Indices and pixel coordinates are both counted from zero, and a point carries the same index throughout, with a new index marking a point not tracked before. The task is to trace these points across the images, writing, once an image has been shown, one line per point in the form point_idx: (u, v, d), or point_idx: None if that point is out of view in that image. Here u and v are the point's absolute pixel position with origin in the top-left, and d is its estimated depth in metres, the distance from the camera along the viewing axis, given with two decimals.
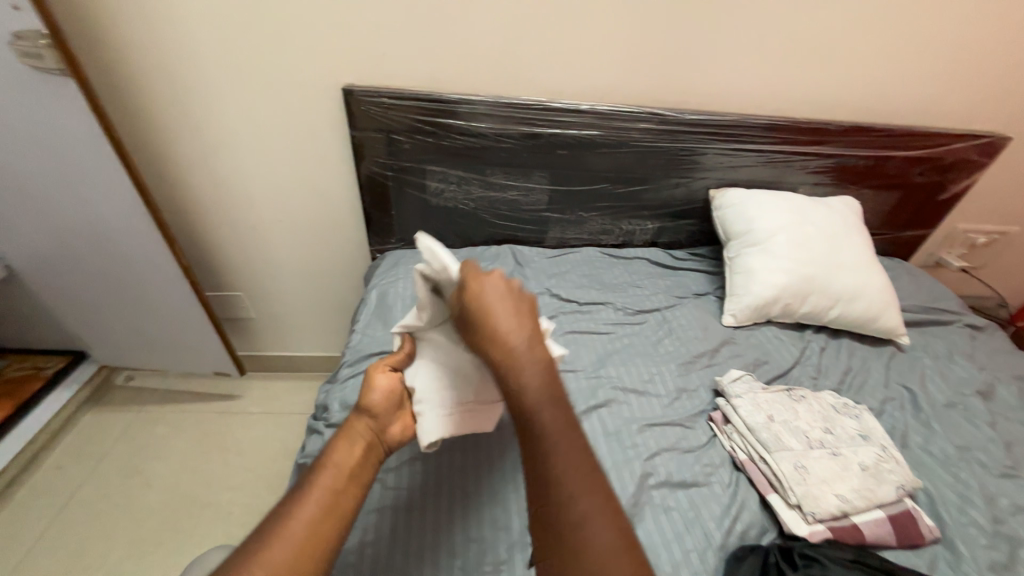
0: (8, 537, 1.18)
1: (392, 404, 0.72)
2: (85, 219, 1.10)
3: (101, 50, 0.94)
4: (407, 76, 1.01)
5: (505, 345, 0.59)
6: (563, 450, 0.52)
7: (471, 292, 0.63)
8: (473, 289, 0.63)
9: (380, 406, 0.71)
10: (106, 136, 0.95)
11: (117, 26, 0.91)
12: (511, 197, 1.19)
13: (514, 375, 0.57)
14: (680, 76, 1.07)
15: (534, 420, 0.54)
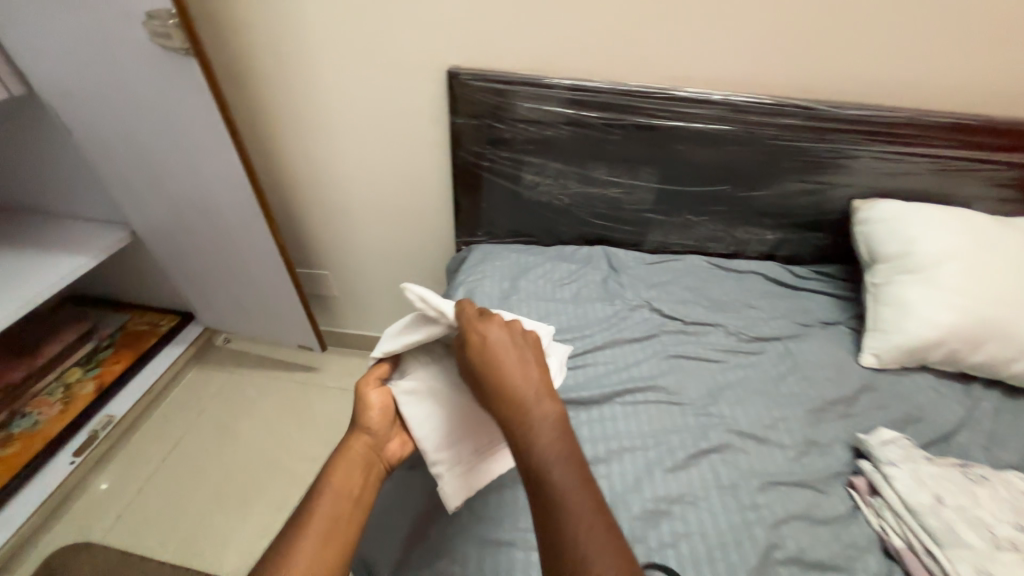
0: (126, 473, 1.32)
1: (385, 423, 0.71)
2: (199, 194, 1.16)
3: (219, 29, 0.95)
4: (516, 59, 0.93)
5: (507, 398, 0.56)
6: (576, 505, 0.48)
7: (468, 340, 0.61)
8: (469, 338, 0.60)
9: (377, 425, 0.70)
10: (221, 115, 0.97)
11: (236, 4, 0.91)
12: (613, 194, 1.07)
13: (520, 429, 0.54)
14: (842, 61, 0.87)
15: (542, 477, 0.51)
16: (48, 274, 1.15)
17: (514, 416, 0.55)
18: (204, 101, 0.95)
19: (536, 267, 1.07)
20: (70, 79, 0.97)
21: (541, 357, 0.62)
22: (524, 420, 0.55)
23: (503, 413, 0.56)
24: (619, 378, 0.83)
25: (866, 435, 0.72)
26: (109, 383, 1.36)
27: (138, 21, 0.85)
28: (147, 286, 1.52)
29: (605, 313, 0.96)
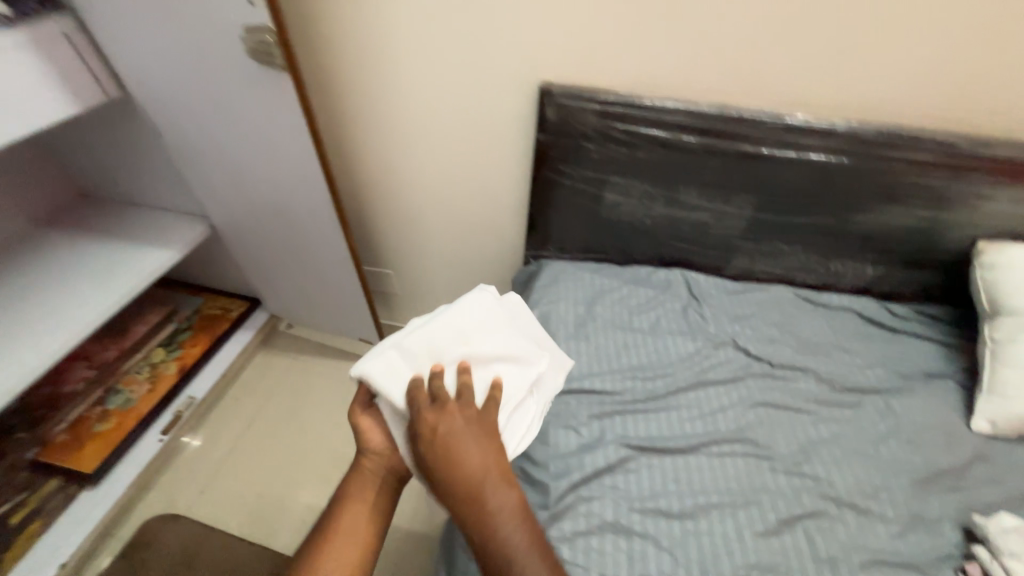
0: (206, 451, 1.43)
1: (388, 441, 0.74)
2: (276, 196, 1.17)
3: (312, 38, 0.94)
4: (614, 76, 0.88)
5: (472, 494, 0.60)
6: None
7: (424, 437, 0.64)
8: (425, 436, 0.63)
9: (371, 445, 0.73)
10: (308, 127, 0.97)
11: (332, 18, 0.90)
12: (700, 219, 1.01)
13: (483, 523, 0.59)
14: (981, 90, 0.80)
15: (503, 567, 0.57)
16: (140, 268, 1.21)
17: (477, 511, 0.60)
18: (293, 113, 0.95)
19: (611, 293, 1.03)
20: (162, 83, 0.98)
21: (496, 438, 0.66)
22: (486, 516, 0.59)
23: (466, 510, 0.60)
24: (706, 429, 0.80)
25: (983, 518, 0.67)
26: (190, 365, 1.44)
27: (236, 34, 0.84)
28: (220, 273, 1.58)
29: (686, 349, 0.92)
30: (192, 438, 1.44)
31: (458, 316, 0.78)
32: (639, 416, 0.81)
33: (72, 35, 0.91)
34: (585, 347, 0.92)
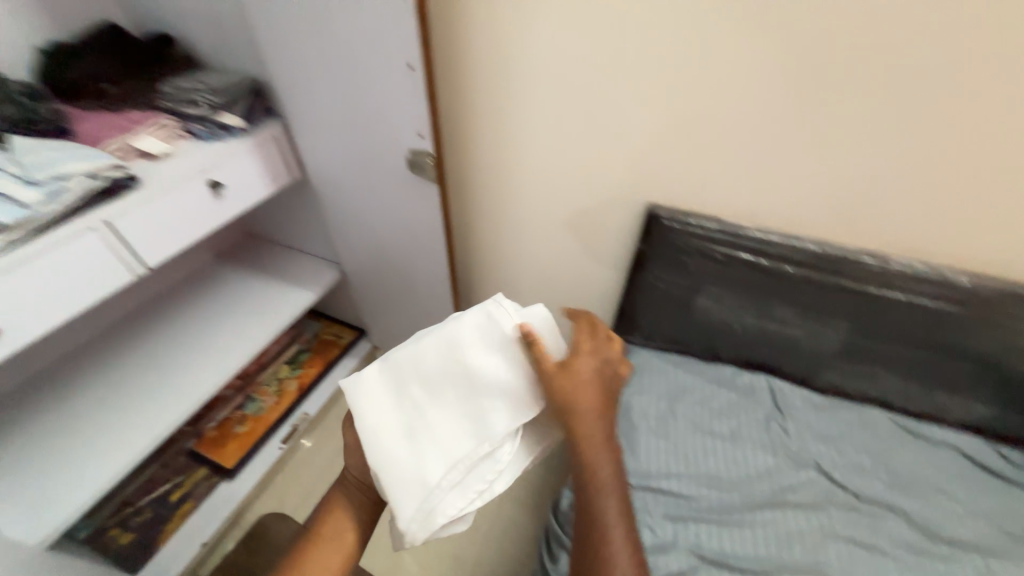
0: (311, 460, 1.67)
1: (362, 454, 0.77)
2: (400, 261, 1.37)
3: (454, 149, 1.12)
4: (721, 204, 0.95)
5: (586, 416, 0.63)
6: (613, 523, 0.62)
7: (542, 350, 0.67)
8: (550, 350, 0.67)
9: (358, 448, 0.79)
10: (442, 220, 1.14)
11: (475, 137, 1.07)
12: (792, 334, 1.04)
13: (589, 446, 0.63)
14: None
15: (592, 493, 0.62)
16: (286, 307, 1.45)
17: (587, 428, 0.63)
18: (431, 208, 1.12)
19: (691, 393, 1.08)
20: (332, 173, 1.21)
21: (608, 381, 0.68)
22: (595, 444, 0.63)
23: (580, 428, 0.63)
24: (782, 556, 0.82)
25: None
26: (307, 383, 1.69)
27: (402, 153, 1.03)
28: (335, 304, 1.84)
29: (765, 465, 0.95)
30: (307, 441, 1.71)
31: (444, 332, 0.72)
32: (714, 528, 0.86)
33: (278, 135, 1.17)
34: (664, 446, 0.98)
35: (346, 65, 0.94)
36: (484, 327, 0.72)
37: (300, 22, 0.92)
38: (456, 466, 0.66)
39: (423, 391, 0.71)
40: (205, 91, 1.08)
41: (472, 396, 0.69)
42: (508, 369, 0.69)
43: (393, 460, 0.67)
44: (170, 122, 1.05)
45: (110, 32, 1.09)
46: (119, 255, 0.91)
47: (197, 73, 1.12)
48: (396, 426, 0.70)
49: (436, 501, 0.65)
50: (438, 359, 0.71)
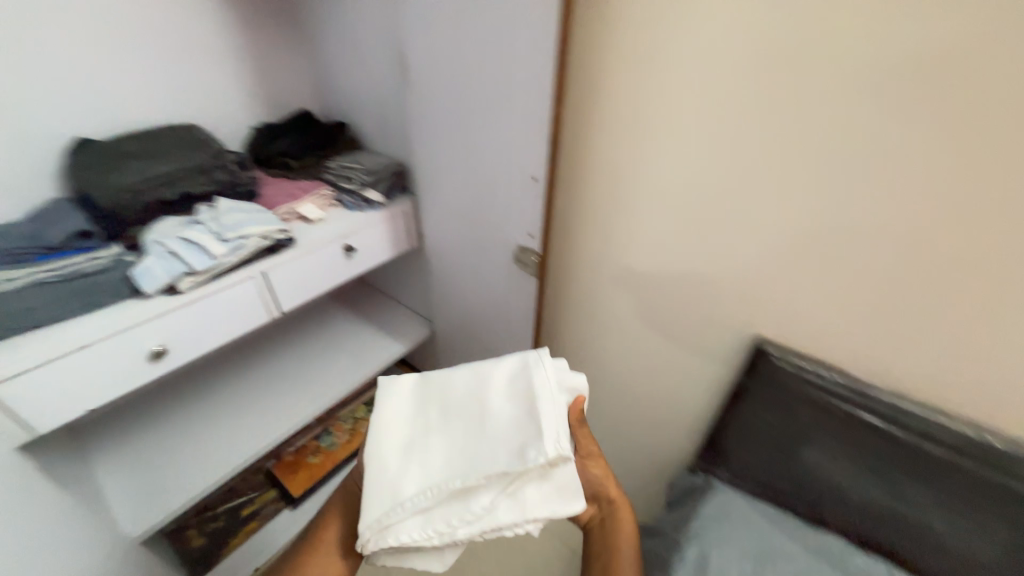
0: None
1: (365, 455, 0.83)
2: (488, 336, 1.42)
3: None
4: (847, 358, 0.84)
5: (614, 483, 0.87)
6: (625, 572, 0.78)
7: (585, 427, 0.87)
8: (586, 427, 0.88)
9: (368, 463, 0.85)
10: (535, 311, 1.17)
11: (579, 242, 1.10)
12: (931, 526, 0.84)
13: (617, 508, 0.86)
14: None
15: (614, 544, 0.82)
16: (379, 355, 1.56)
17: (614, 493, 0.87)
18: (527, 297, 1.16)
19: (778, 553, 0.93)
20: (445, 250, 1.33)
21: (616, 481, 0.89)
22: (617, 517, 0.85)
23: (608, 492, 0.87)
24: None
25: None
26: None
27: (510, 246, 1.11)
28: (419, 356, 1.94)
29: None
30: None
31: (479, 373, 0.82)
32: None
33: (408, 211, 1.34)
34: None
35: (477, 167, 1.05)
36: (510, 381, 0.80)
37: (447, 128, 1.06)
38: (424, 493, 0.71)
39: (437, 412, 0.80)
40: (358, 169, 1.26)
41: (473, 435, 0.75)
42: (511, 423, 0.74)
43: (384, 464, 0.75)
44: (327, 193, 1.26)
45: (303, 119, 1.38)
46: (265, 301, 1.08)
47: (356, 154, 1.34)
48: (401, 437, 0.78)
49: (396, 519, 0.70)
50: (464, 395, 0.81)
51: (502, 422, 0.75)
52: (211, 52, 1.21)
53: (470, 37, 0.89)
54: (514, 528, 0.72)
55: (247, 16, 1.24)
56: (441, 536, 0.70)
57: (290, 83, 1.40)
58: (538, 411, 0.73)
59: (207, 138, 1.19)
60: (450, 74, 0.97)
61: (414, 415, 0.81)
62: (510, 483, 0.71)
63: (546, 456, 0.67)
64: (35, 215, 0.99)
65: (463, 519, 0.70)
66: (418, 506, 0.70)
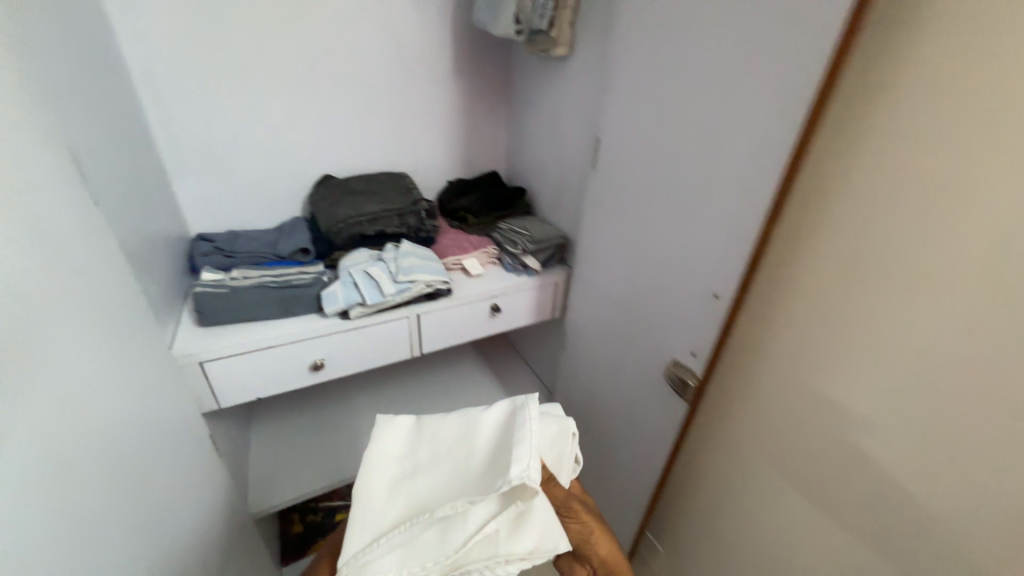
0: None
1: None
2: (608, 439, 1.24)
3: (726, 373, 0.96)
4: None
5: (604, 538, 0.85)
6: None
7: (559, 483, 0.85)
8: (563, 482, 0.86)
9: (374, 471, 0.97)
10: (676, 436, 0.98)
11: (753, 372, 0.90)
12: None
13: (610, 564, 0.83)
14: None
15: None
16: None
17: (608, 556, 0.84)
18: (671, 416, 0.98)
19: None
20: (588, 334, 1.24)
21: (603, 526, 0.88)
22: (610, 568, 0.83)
23: (598, 549, 0.84)
24: None
25: None
26: None
27: (662, 353, 0.97)
28: None
29: None
30: None
31: (468, 417, 0.86)
32: None
33: (559, 282, 1.33)
34: None
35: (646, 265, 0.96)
36: (498, 423, 0.83)
37: (624, 218, 1.00)
38: (402, 526, 0.73)
39: (429, 452, 0.84)
40: (524, 234, 1.29)
41: (459, 472, 0.79)
42: (491, 460, 0.78)
43: (370, 498, 0.79)
44: (491, 251, 1.33)
45: (491, 181, 1.51)
46: (411, 339, 1.15)
47: (527, 219, 1.38)
48: (392, 472, 0.83)
49: (373, 556, 0.72)
50: (453, 436, 0.84)
51: (486, 460, 0.78)
52: (436, 118, 1.42)
53: (677, 134, 0.83)
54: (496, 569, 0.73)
55: (472, 92, 1.43)
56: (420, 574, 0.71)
57: (489, 148, 1.55)
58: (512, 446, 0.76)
59: (412, 186, 1.38)
60: (642, 167, 0.92)
61: (408, 456, 0.84)
62: (490, 518, 0.72)
63: (514, 481, 0.70)
64: (281, 227, 1.27)
65: (443, 554, 0.70)
66: (391, 540, 0.73)
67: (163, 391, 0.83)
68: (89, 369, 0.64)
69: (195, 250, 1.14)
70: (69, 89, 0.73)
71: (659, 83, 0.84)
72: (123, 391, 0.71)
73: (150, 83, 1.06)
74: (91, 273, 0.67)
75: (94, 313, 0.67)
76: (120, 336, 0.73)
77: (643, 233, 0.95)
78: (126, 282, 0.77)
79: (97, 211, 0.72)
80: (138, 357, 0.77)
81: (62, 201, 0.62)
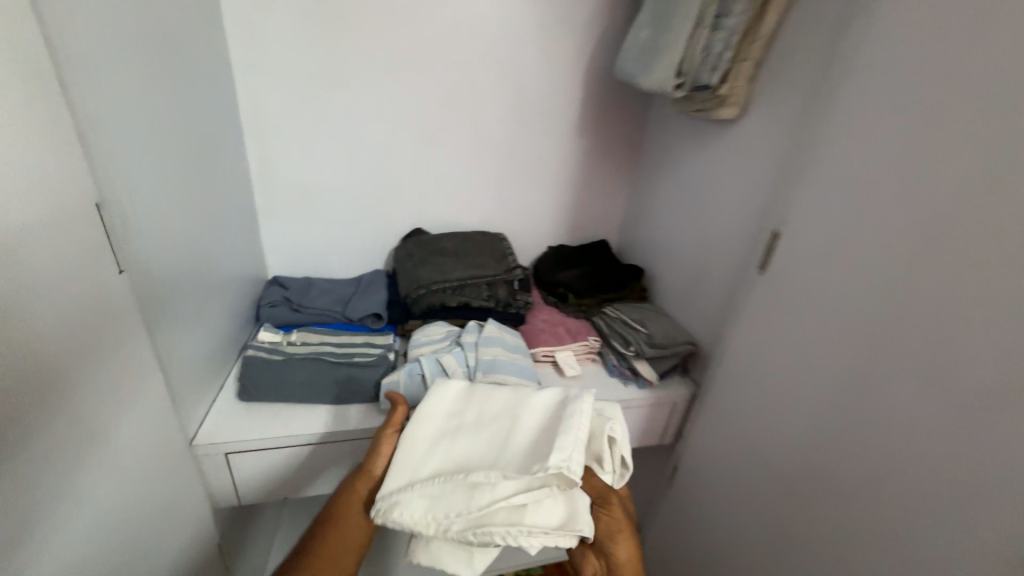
0: None
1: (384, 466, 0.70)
2: None
3: None
4: None
5: (627, 541, 0.68)
6: None
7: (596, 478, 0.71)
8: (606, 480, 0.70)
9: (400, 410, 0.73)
10: None
11: None
12: None
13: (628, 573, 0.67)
14: None
15: None
16: None
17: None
18: None
19: None
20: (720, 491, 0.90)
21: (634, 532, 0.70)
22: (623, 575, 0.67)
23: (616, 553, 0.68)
24: None
25: None
26: None
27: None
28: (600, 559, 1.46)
29: None
30: None
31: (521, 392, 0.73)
32: None
33: (679, 402, 1.01)
34: None
35: (867, 442, 0.62)
36: (553, 405, 0.68)
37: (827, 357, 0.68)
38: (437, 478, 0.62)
39: (476, 416, 0.70)
40: (641, 333, 1.00)
41: (503, 442, 0.65)
42: (538, 440, 0.64)
43: (410, 448, 0.67)
44: (591, 345, 1.06)
45: (602, 253, 1.25)
46: None
47: (645, 309, 1.09)
48: (435, 427, 0.70)
49: (402, 498, 0.62)
50: (503, 407, 0.70)
51: (534, 440, 0.64)
52: (548, 178, 1.22)
53: (980, 267, 0.50)
54: (520, 543, 0.58)
55: (594, 151, 1.21)
56: (443, 524, 0.59)
57: (603, 213, 1.31)
58: (559, 431, 0.62)
59: (509, 251, 1.18)
60: (885, 298, 0.60)
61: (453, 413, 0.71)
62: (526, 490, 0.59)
63: (548, 470, 0.57)
64: (359, 280, 1.13)
65: (468, 510, 0.59)
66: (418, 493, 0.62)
67: (156, 500, 0.65)
68: (35, 515, 0.46)
69: (265, 297, 1.03)
70: (137, 127, 0.62)
71: (945, 180, 0.53)
72: (91, 524, 0.53)
73: (254, 119, 1.00)
74: (71, 372, 0.50)
75: (65, 433, 0.49)
76: (111, 445, 0.56)
77: (870, 395, 0.61)
78: (136, 367, 0.60)
79: (117, 279, 0.56)
80: (134, 466, 0.60)
81: (39, 284, 0.46)
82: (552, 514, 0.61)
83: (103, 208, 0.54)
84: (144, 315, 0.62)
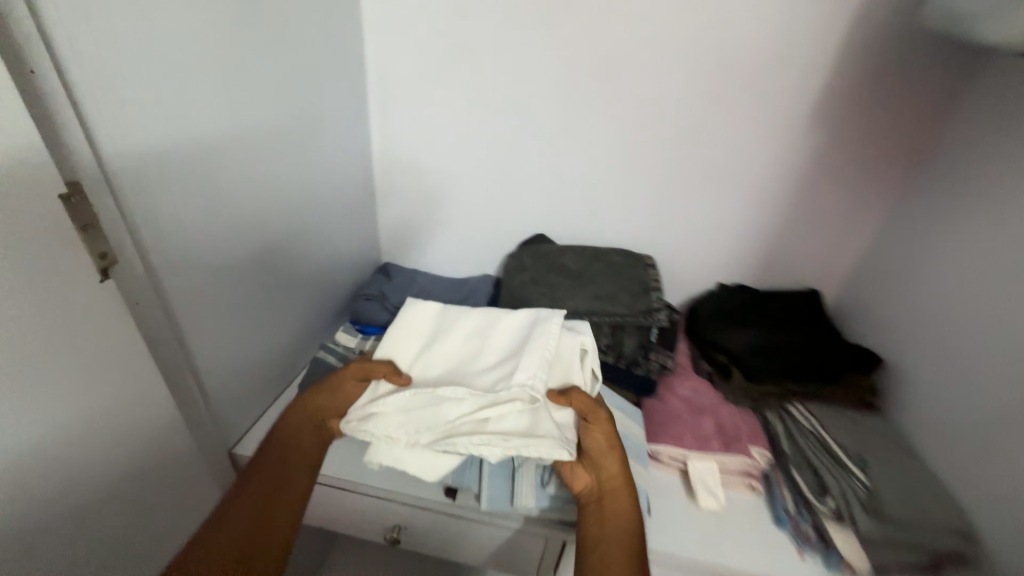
0: None
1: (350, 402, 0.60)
2: None
3: None
4: None
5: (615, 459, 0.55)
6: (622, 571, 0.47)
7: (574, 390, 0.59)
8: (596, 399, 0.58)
9: (384, 363, 0.59)
10: None
11: None
12: None
13: (620, 493, 0.53)
14: None
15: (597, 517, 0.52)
16: None
17: (614, 525, 0.51)
18: None
19: None
20: None
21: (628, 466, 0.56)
22: (615, 495, 0.54)
23: (603, 471, 0.55)
24: None
25: None
26: None
27: None
28: None
29: None
30: None
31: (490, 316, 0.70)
32: None
33: None
34: None
35: None
36: (524, 326, 0.65)
37: None
38: (410, 393, 0.58)
39: (446, 337, 0.66)
40: (856, 481, 0.60)
41: (476, 364, 0.62)
42: (508, 358, 0.62)
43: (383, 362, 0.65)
44: (755, 463, 0.68)
45: (797, 315, 0.83)
46: (540, 559, 0.64)
47: (866, 429, 0.66)
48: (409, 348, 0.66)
49: (374, 411, 0.58)
50: (474, 331, 0.67)
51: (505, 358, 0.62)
52: (739, 187, 0.83)
53: None
54: (488, 452, 0.54)
55: (829, 151, 0.77)
56: (413, 440, 0.56)
57: (819, 248, 0.86)
58: (530, 352, 0.60)
59: (656, 283, 0.84)
60: None
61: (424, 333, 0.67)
62: (498, 404, 0.56)
63: (520, 384, 0.56)
64: (465, 283, 0.97)
65: (436, 423, 0.56)
66: (382, 417, 0.57)
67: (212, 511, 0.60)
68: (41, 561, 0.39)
69: (365, 285, 0.94)
70: (213, 94, 0.52)
71: None
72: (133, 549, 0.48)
73: (382, 89, 0.88)
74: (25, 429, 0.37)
75: (39, 491, 0.39)
76: (108, 497, 0.45)
77: None
78: (153, 392, 0.48)
79: (136, 273, 0.47)
80: (169, 495, 0.52)
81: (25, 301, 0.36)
82: (524, 419, 0.57)
83: (125, 196, 0.44)
84: (169, 325, 0.52)
